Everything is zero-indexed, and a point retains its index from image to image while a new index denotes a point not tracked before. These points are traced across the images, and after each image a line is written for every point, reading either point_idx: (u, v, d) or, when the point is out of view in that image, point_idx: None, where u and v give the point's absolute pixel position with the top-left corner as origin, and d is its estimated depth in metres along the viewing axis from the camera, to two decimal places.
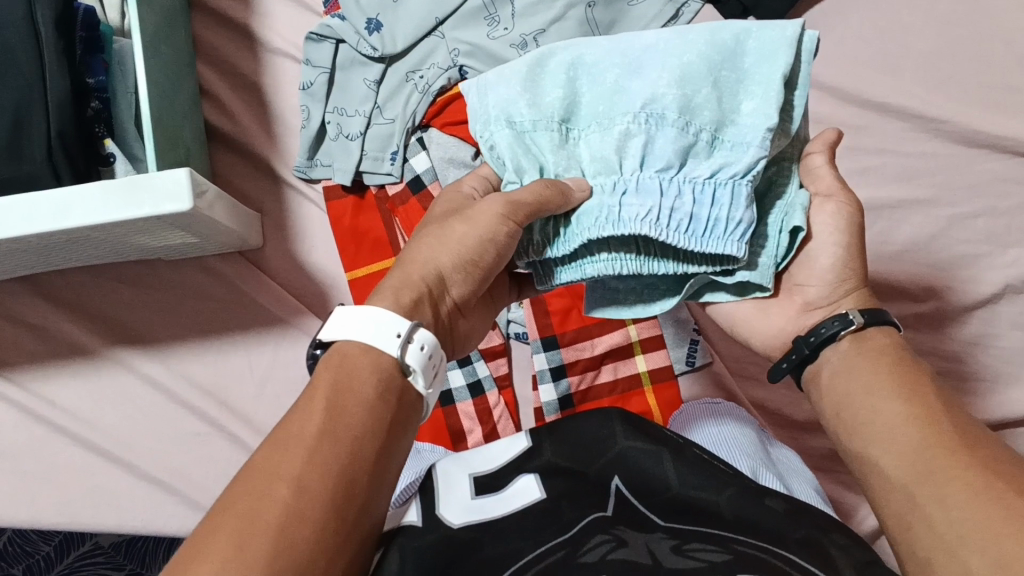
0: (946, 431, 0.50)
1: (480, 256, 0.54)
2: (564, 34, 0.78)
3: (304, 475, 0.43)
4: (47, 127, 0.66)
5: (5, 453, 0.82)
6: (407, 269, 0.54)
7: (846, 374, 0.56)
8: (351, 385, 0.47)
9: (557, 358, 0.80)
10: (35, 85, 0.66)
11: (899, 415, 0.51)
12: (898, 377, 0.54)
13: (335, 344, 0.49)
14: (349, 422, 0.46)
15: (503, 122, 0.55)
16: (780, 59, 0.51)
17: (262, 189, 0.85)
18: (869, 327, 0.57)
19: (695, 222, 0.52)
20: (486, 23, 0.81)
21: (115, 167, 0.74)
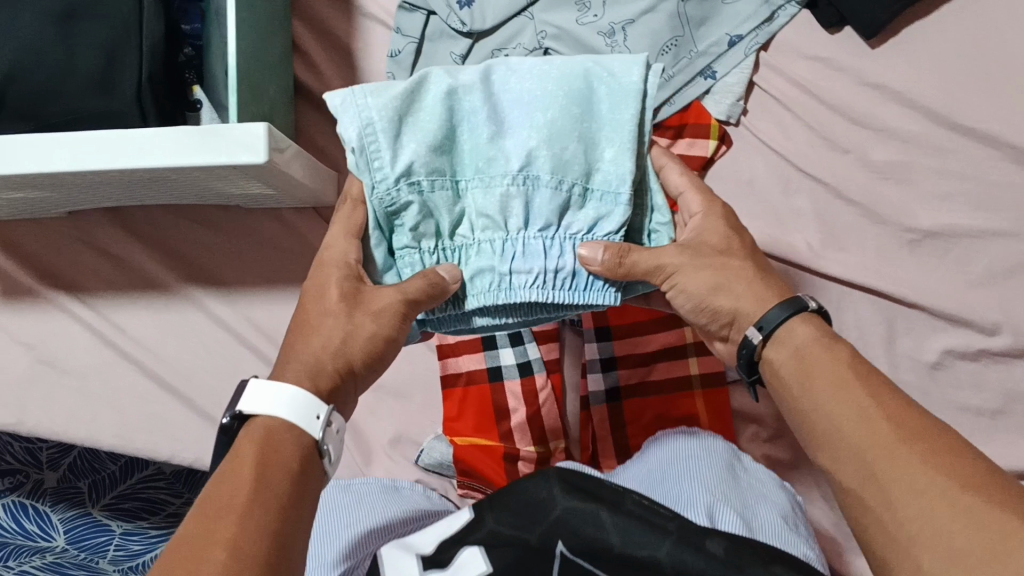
0: (880, 421, 0.53)
1: (382, 348, 0.62)
2: (652, 26, 0.80)
3: (241, 532, 0.47)
4: (139, 68, 0.70)
5: (77, 372, 0.85)
6: (303, 361, 0.59)
7: (799, 364, 0.59)
8: (274, 451, 0.53)
9: (609, 350, 0.80)
10: (130, 26, 0.70)
11: (842, 411, 0.55)
12: (829, 369, 0.57)
13: (257, 419, 0.54)
14: (276, 485, 0.51)
15: (403, 184, 0.61)
16: (629, 106, 0.61)
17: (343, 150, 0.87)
18: (779, 329, 0.61)
19: (575, 278, 0.63)
20: (576, 8, 0.82)
21: (200, 113, 0.79)
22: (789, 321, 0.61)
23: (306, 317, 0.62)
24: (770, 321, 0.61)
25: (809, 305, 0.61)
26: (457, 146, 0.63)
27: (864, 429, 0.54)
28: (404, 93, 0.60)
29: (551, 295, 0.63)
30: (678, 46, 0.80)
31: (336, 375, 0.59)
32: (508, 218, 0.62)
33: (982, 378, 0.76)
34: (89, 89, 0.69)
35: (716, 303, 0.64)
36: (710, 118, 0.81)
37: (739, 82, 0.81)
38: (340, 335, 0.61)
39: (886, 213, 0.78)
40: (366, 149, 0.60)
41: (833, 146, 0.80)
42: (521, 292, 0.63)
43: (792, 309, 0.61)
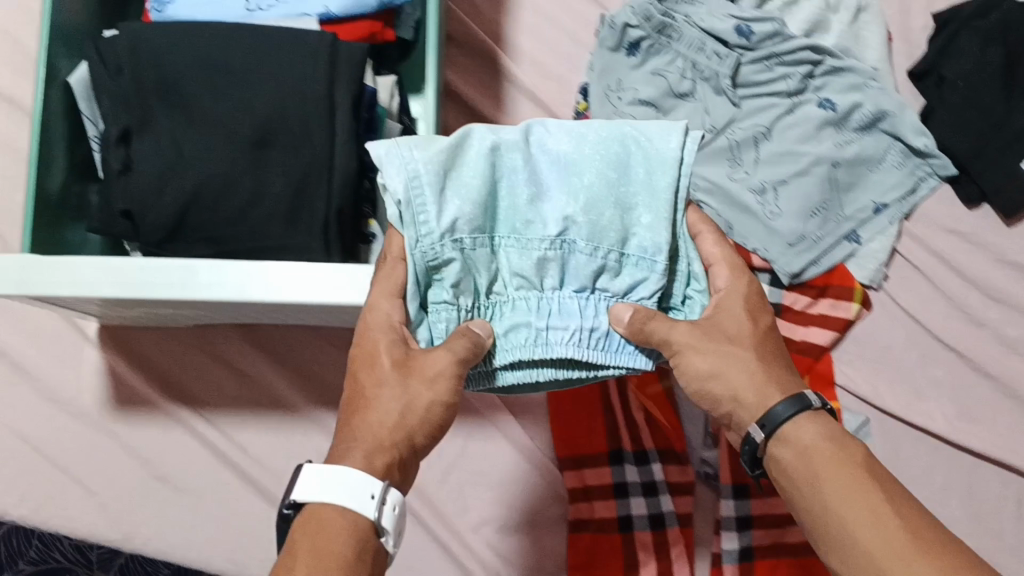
0: (886, 527, 0.50)
1: (440, 417, 0.56)
2: (804, 189, 0.81)
3: None
4: (328, 202, 0.69)
5: (192, 490, 0.83)
6: (352, 441, 0.54)
7: (804, 461, 0.54)
8: (322, 543, 0.50)
9: (745, 508, 0.80)
10: (320, 161, 0.69)
11: (857, 523, 0.51)
12: (837, 472, 0.53)
13: (309, 507, 0.52)
14: None
15: (446, 241, 0.55)
16: (667, 173, 0.56)
17: None
18: (782, 426, 0.55)
19: (609, 339, 0.57)
20: (728, 163, 0.82)
21: (373, 245, 0.75)
22: (794, 418, 0.55)
23: (356, 386, 0.57)
24: (774, 418, 0.55)
25: (812, 402, 0.55)
26: (495, 202, 0.57)
27: (881, 544, 0.50)
28: (447, 147, 0.55)
29: (587, 356, 0.56)
30: (828, 209, 0.82)
31: (397, 457, 0.54)
32: (544, 278, 0.57)
33: None
34: (275, 220, 0.69)
35: (710, 389, 0.57)
36: (853, 281, 0.83)
37: (884, 249, 0.83)
38: (396, 407, 0.55)
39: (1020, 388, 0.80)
40: (414, 207, 0.54)
41: (968, 318, 0.82)
42: (558, 349, 0.56)
43: (798, 406, 0.55)
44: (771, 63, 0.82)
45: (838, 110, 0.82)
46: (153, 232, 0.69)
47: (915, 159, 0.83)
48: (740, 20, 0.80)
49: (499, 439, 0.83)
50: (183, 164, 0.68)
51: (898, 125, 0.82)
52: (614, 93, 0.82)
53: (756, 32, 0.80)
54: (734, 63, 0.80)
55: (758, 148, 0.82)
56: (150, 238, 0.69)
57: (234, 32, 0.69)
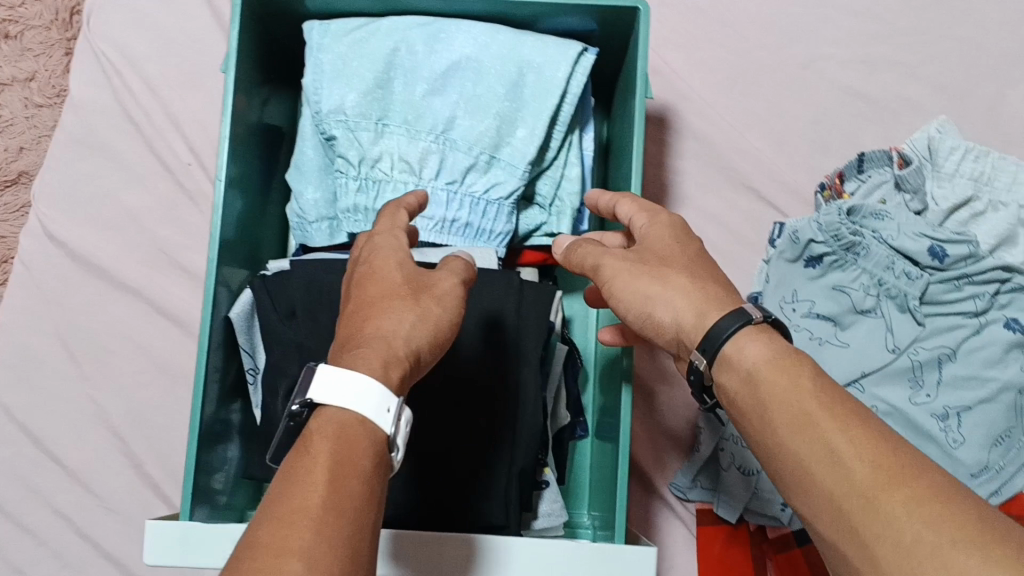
0: (851, 462, 0.42)
1: (450, 337, 0.53)
2: (992, 418, 0.76)
3: (310, 543, 0.39)
4: (511, 464, 0.65)
5: None
6: (377, 347, 0.49)
7: (754, 387, 0.47)
8: (348, 454, 0.44)
9: None
10: (504, 417, 0.65)
11: (805, 445, 0.44)
12: (786, 394, 0.46)
13: (322, 408, 0.46)
14: (350, 490, 0.42)
15: (336, 120, 0.69)
16: (549, 98, 0.70)
17: (633, 498, 0.80)
18: (724, 347, 0.49)
19: (468, 228, 0.70)
20: (909, 383, 0.78)
21: (546, 492, 0.70)
22: (734, 338, 0.49)
23: (354, 298, 0.53)
24: (716, 336, 0.50)
25: (754, 318, 0.50)
26: (389, 95, 0.70)
27: (839, 472, 0.42)
28: (357, 43, 0.70)
29: (447, 239, 0.69)
30: (1011, 435, 0.77)
31: (402, 359, 0.49)
32: (422, 167, 0.69)
33: None
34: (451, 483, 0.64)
35: (654, 316, 0.53)
36: None
37: None
38: (411, 319, 0.51)
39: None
40: (323, 83, 0.70)
41: None
42: (422, 234, 0.69)
43: (740, 323, 0.49)
44: (961, 282, 0.77)
45: None
46: None
47: None
48: (934, 240, 0.77)
49: None
50: None
51: None
52: (789, 305, 0.80)
53: (949, 254, 0.76)
54: (925, 284, 0.76)
55: (941, 370, 0.78)
56: None
57: (419, 272, 0.67)
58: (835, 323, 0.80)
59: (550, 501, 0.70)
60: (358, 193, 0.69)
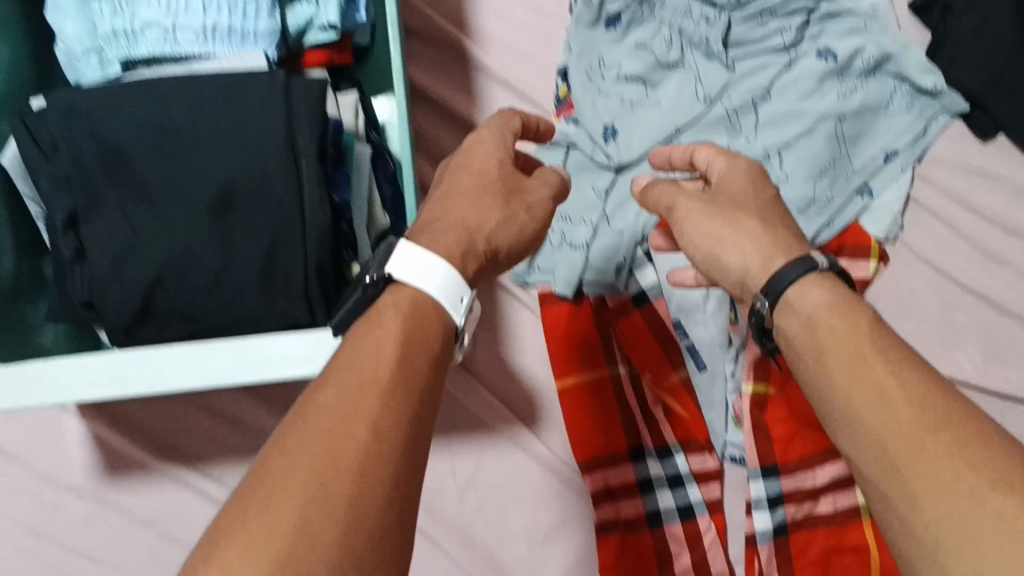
0: (900, 407, 0.45)
1: (526, 236, 0.58)
2: (811, 149, 0.75)
3: (382, 414, 0.43)
4: (305, 262, 0.64)
5: None
6: (456, 233, 0.53)
7: (811, 330, 0.51)
8: (424, 335, 0.48)
9: (776, 486, 0.78)
10: (290, 215, 0.63)
11: (859, 385, 0.47)
12: (842, 338, 0.49)
13: (401, 283, 0.50)
14: (416, 367, 0.46)
15: None
16: None
17: (474, 287, 0.81)
18: (789, 288, 0.53)
19: (231, 32, 0.68)
20: (726, 132, 0.76)
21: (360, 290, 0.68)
22: (799, 283, 0.53)
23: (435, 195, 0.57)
24: (782, 280, 0.53)
25: (821, 263, 0.53)
26: None
27: (887, 412, 0.46)
28: None
29: (212, 48, 0.68)
30: (835, 167, 0.76)
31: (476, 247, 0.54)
32: None
33: None
34: (249, 286, 0.63)
35: (721, 256, 0.57)
36: (868, 238, 0.77)
37: (898, 200, 0.77)
38: (497, 216, 0.56)
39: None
40: None
41: (989, 257, 0.78)
42: (185, 47, 0.68)
43: (806, 270, 0.53)
44: (763, 17, 0.78)
45: (839, 58, 0.76)
46: (120, 320, 0.63)
47: (922, 98, 0.77)
48: None
49: (515, 455, 0.81)
50: (143, 240, 0.63)
51: (903, 64, 0.76)
52: (598, 72, 0.77)
53: None
54: (722, 23, 0.77)
55: (756, 112, 0.76)
56: (117, 328, 0.63)
57: (179, 86, 0.64)
58: (645, 85, 0.77)
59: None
60: (112, 17, 0.67)
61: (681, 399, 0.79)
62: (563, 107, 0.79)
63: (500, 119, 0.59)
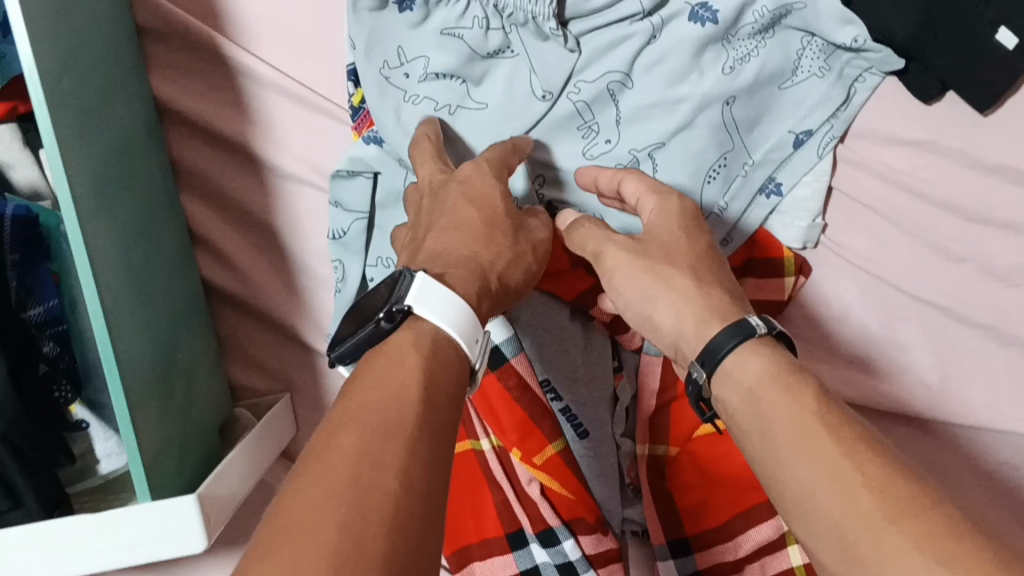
0: (861, 494, 0.37)
1: (531, 270, 0.51)
2: (690, 147, 0.57)
3: (413, 461, 0.36)
4: None
5: None
6: (466, 268, 0.47)
7: (751, 407, 0.42)
8: (441, 380, 0.41)
9: (690, 564, 0.63)
10: None
11: (810, 472, 0.39)
12: (787, 411, 0.41)
13: (418, 320, 0.43)
14: (438, 416, 0.39)
15: None
16: None
17: (286, 358, 0.65)
18: (727, 354, 0.44)
19: None
20: (581, 134, 0.59)
21: (93, 427, 0.57)
22: (737, 351, 0.44)
23: (425, 221, 0.51)
24: (715, 350, 0.45)
25: (757, 330, 0.44)
26: None
27: (841, 499, 0.37)
28: None
29: None
30: (727, 165, 0.58)
31: (489, 285, 0.48)
32: None
33: None
34: None
35: (654, 317, 0.49)
36: (779, 250, 0.61)
37: (816, 195, 0.59)
38: (507, 253, 0.49)
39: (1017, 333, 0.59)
40: None
41: (943, 254, 0.60)
42: None
43: (740, 338, 0.44)
44: None
45: (721, 20, 0.55)
46: None
47: (842, 53, 0.56)
48: None
49: None
50: None
51: (811, 17, 0.55)
52: (398, 69, 0.55)
53: None
54: None
55: (616, 105, 0.58)
56: None
57: None
58: (463, 78, 0.56)
59: (105, 439, 0.57)
60: None
61: (557, 475, 0.62)
62: (362, 119, 0.57)
63: (501, 151, 0.52)
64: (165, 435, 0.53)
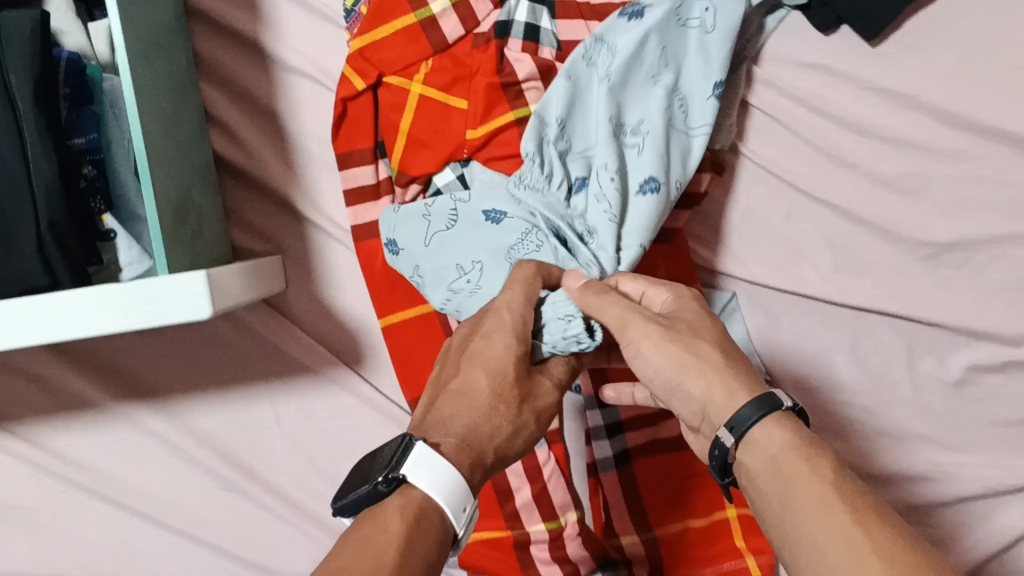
0: (870, 559, 0.42)
1: (534, 427, 0.57)
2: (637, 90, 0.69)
3: None
4: (36, 217, 0.58)
5: (20, 507, 0.79)
6: (467, 438, 0.53)
7: (774, 475, 0.47)
8: (421, 543, 0.48)
9: (614, 414, 0.77)
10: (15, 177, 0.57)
11: (827, 535, 0.44)
12: (808, 483, 0.45)
13: (409, 486, 0.50)
14: (412, 564, 0.47)
15: None
16: None
17: (281, 225, 0.75)
18: (752, 425, 0.49)
19: None
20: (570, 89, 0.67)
21: (117, 242, 0.65)
22: (762, 423, 0.49)
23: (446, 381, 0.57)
24: (742, 421, 0.49)
25: (782, 402, 0.49)
26: None
27: (852, 560, 0.42)
28: None
29: None
30: None
31: (485, 459, 0.54)
32: None
33: (1002, 391, 0.73)
34: None
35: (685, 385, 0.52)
36: None
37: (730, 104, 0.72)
38: (506, 423, 0.55)
39: (899, 231, 0.71)
40: None
41: (837, 161, 0.73)
42: None
43: (764, 410, 0.48)
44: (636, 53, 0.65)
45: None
46: None
47: None
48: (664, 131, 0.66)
49: (341, 396, 0.76)
50: None
51: None
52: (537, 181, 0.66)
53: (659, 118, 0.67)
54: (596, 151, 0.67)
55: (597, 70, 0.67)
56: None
57: None
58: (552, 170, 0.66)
59: (128, 249, 0.65)
60: None
61: None
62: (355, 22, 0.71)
63: (513, 301, 0.57)
64: (181, 248, 0.63)
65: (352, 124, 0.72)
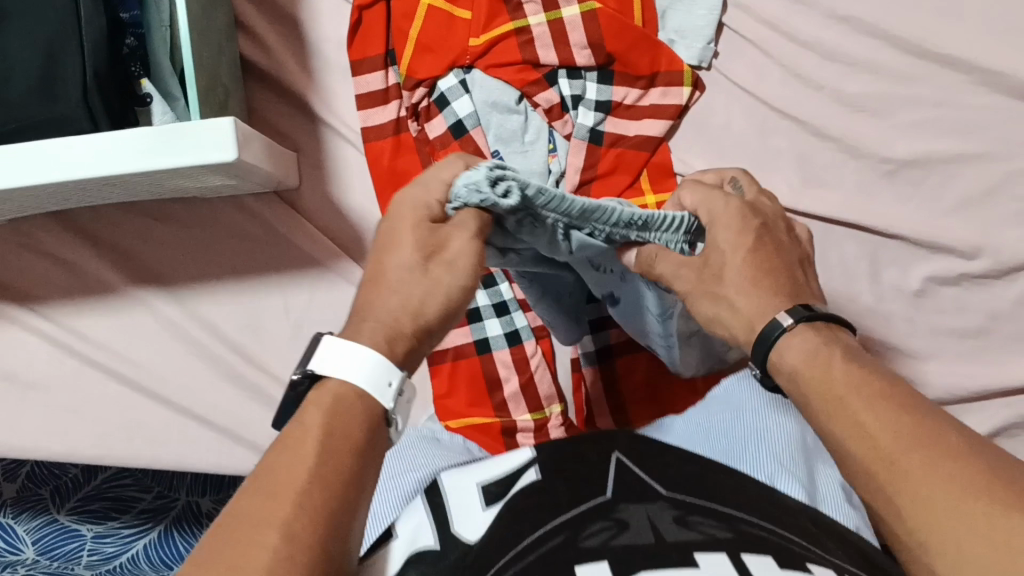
0: (879, 425, 0.45)
1: (455, 296, 0.51)
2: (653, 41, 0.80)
3: (297, 512, 0.41)
4: (82, 64, 0.65)
5: (40, 385, 0.82)
6: (388, 320, 0.49)
7: (801, 379, 0.49)
8: (342, 430, 0.45)
9: None
10: (68, 26, 0.64)
11: (840, 392, 0.47)
12: (821, 379, 0.48)
13: (325, 379, 0.47)
14: (338, 470, 0.44)
15: None
16: None
17: (296, 126, 0.83)
18: (794, 325, 0.50)
19: None
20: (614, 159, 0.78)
21: (152, 108, 0.73)
22: (792, 331, 0.51)
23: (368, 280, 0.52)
24: (770, 333, 0.51)
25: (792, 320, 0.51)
26: None
27: (869, 425, 0.45)
28: None
29: None
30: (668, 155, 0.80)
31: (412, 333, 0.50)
32: None
33: (966, 302, 0.74)
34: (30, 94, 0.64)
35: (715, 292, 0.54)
36: (681, 64, 0.80)
37: (709, 24, 0.81)
38: (422, 290, 0.50)
39: (860, 144, 0.77)
40: None
41: (805, 82, 0.80)
42: None
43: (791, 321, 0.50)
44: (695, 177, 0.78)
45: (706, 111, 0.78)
46: None
47: None
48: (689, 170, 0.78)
49: (343, 286, 0.82)
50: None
51: None
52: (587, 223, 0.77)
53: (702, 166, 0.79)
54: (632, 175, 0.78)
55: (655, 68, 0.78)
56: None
57: None
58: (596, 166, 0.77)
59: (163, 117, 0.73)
60: None
61: None
62: None
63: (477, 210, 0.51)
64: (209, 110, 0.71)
65: (366, 32, 0.82)
